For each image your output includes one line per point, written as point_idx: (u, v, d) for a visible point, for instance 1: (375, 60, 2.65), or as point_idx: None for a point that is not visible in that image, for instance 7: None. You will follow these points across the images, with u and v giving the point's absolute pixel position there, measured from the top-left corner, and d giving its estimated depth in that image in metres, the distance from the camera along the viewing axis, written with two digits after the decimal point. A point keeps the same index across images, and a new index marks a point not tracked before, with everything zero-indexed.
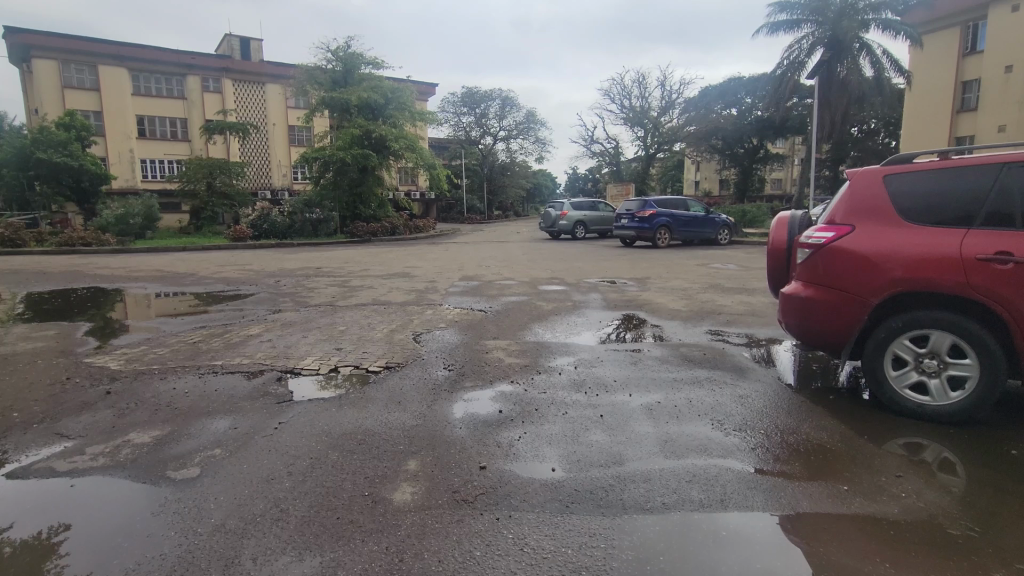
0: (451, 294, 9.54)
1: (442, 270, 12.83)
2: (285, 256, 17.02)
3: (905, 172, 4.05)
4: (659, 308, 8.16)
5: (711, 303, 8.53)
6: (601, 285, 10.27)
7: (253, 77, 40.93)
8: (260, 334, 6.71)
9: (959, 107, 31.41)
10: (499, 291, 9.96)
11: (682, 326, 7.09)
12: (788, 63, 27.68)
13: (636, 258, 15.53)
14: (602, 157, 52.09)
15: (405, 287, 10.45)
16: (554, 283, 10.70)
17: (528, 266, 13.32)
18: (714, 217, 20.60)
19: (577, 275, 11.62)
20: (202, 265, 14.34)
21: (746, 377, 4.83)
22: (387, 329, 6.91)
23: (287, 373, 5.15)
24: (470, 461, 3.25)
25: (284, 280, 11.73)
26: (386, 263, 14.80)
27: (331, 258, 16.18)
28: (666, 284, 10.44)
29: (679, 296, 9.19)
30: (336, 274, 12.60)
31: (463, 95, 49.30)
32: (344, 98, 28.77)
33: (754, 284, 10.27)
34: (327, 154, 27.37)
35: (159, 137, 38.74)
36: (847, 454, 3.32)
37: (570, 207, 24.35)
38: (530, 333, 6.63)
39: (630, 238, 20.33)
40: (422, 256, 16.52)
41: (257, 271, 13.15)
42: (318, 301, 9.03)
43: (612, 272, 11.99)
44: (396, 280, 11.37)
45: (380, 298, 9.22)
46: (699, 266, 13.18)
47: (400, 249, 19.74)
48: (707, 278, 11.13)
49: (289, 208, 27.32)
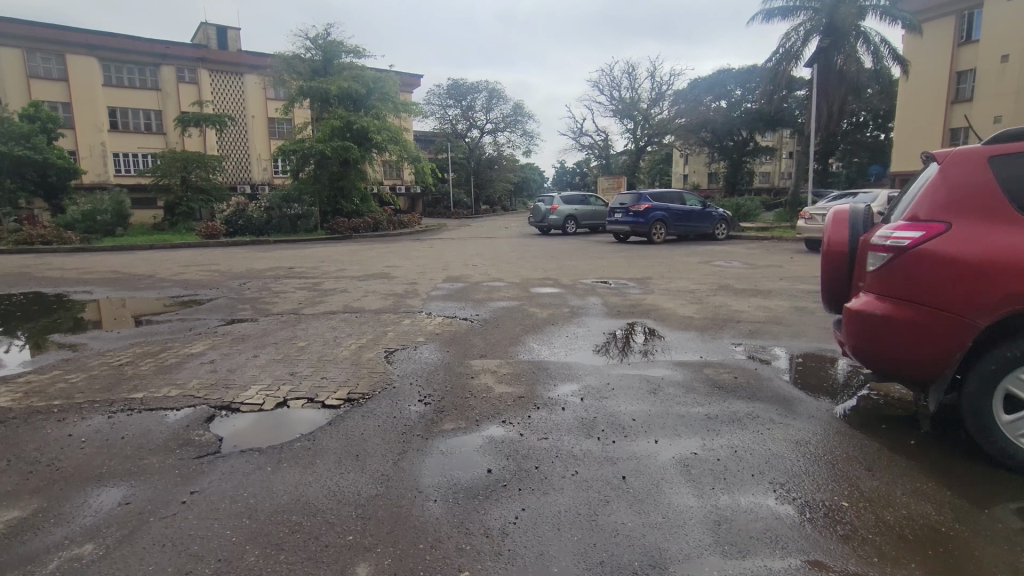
0: (433, 299, 8.52)
1: (425, 271, 11.80)
2: (258, 255, 15.87)
3: (1013, 154, 3.18)
4: (668, 316, 7.19)
5: (725, 308, 7.60)
6: (599, 287, 9.30)
7: (230, 67, 39.46)
8: (203, 353, 5.63)
9: (954, 98, 30.72)
10: (487, 295, 8.96)
11: (698, 337, 6.13)
12: (783, 52, 26.42)
13: (632, 255, 14.59)
14: (591, 150, 51.13)
15: (382, 290, 9.41)
16: (547, 284, 9.71)
17: (518, 265, 12.31)
18: (711, 211, 19.72)
19: (571, 275, 10.65)
20: (163, 266, 13.19)
21: (794, 412, 3.88)
22: (357, 345, 5.86)
23: (221, 411, 4.11)
24: (447, 568, 2.27)
25: (250, 282, 10.63)
26: (364, 262, 13.73)
27: (307, 257, 15.08)
28: (670, 285, 9.51)
29: (688, 299, 8.24)
30: (308, 275, 11.50)
31: (449, 87, 48.12)
32: (323, 88, 27.59)
33: (767, 285, 9.36)
34: (306, 146, 26.17)
35: (132, 130, 37.23)
36: (973, 547, 2.38)
37: (560, 201, 23.31)
38: (522, 348, 5.63)
39: (624, 234, 19.37)
40: (404, 254, 15.46)
41: (222, 272, 12.04)
42: (281, 309, 7.97)
43: (609, 271, 11.02)
44: (373, 282, 10.30)
45: (352, 304, 8.17)
46: (702, 264, 12.25)
47: (382, 246, 18.66)
48: (713, 278, 10.22)
49: (266, 203, 26.25)
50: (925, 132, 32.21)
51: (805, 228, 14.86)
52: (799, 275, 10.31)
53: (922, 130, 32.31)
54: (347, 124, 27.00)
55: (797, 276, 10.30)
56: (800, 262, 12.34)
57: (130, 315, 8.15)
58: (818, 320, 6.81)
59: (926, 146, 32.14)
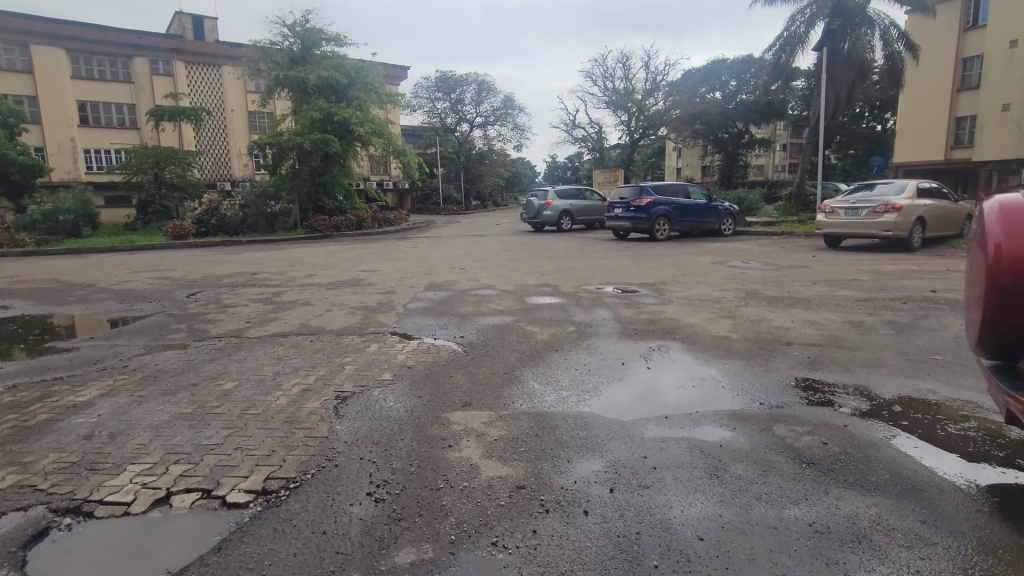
0: (409, 315, 7.08)
1: (404, 277, 10.40)
2: (223, 258, 14.37)
3: None
4: (698, 337, 5.78)
5: (764, 324, 6.20)
6: (606, 297, 7.89)
7: (207, 59, 37.81)
8: (90, 404, 4.17)
9: (960, 85, 29.48)
10: (473, 307, 7.56)
11: (747, 368, 4.70)
12: (786, 37, 25.02)
13: (636, 254, 13.23)
14: (584, 143, 49.58)
15: (352, 303, 7.98)
16: (545, 293, 8.32)
17: (510, 268, 10.88)
18: (717, 205, 18.40)
19: (572, 281, 9.24)
20: (110, 273, 11.71)
21: (942, 519, 2.50)
22: (301, 387, 4.43)
23: (64, 519, 2.70)
24: None
25: (200, 294, 9.16)
26: (338, 266, 12.30)
27: (276, 260, 13.67)
28: (689, 293, 8.12)
29: (714, 313, 6.86)
30: (271, 284, 10.05)
31: (437, 79, 46.65)
32: (301, 78, 26.12)
33: (800, 292, 7.99)
34: (284, 140, 24.62)
35: (103, 125, 35.50)
36: None
37: (554, 195, 21.89)
38: (520, 394, 4.20)
39: (624, 230, 17.98)
40: (384, 256, 14.03)
41: (173, 281, 10.57)
42: (220, 330, 6.51)
43: (615, 276, 9.62)
44: (344, 292, 8.86)
45: (311, 323, 6.72)
46: (716, 265, 10.89)
47: (362, 246, 17.24)
48: (734, 283, 8.84)
49: (240, 200, 24.54)
50: (929, 120, 31.00)
51: (824, 223, 13.50)
52: (834, 279, 8.95)
53: (926, 118, 31.11)
54: (327, 116, 25.45)
55: (830, 280, 8.94)
56: (826, 262, 11.01)
57: (70, 330, 6.90)
58: (886, 341, 5.42)
59: (931, 135, 30.98)
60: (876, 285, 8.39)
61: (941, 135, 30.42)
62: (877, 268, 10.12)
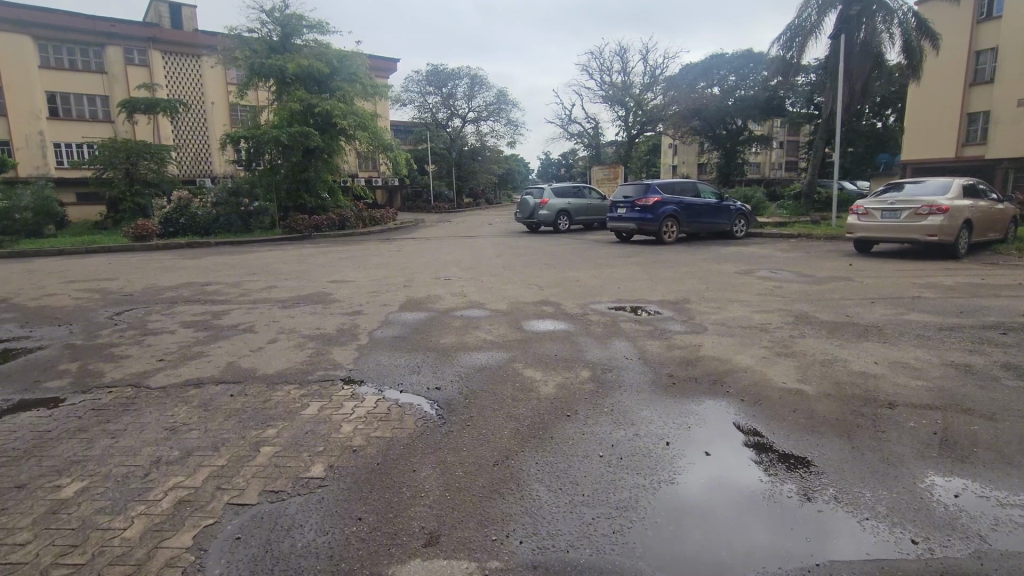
0: (373, 350, 5.50)
1: (379, 291, 8.83)
2: (179, 265, 12.68)
3: None
4: (762, 391, 4.19)
5: (840, 368, 4.66)
6: (622, 323, 6.33)
7: (185, 49, 36.16)
8: None
9: (973, 79, 28.11)
10: (456, 335, 6.01)
11: (856, 456, 3.14)
12: (797, 26, 23.55)
13: (645, 260, 11.73)
14: (580, 138, 47.12)
15: (308, 329, 6.38)
16: (546, 317, 6.76)
17: (503, 280, 9.33)
18: (728, 205, 16.95)
19: (578, 299, 7.67)
20: (37, 284, 10.00)
21: None
22: (175, 500, 2.82)
23: None
24: None
25: (125, 314, 7.51)
26: (306, 275, 10.69)
27: (238, 267, 12.06)
28: (723, 316, 6.61)
29: (767, 348, 5.31)
30: (219, 300, 8.46)
31: (429, 72, 44.97)
32: (279, 66, 24.55)
33: (860, 315, 6.48)
34: (260, 132, 22.89)
35: (75, 117, 33.69)
36: None
37: (550, 194, 20.33)
38: (518, 515, 2.64)
39: (628, 232, 16.50)
40: (361, 262, 12.45)
41: (105, 295, 8.90)
42: (118, 375, 4.88)
43: (630, 292, 8.09)
44: (304, 312, 7.28)
45: (242, 362, 5.12)
46: (743, 276, 9.39)
47: (341, 249, 15.65)
48: (775, 301, 7.34)
49: (213, 197, 23.00)
50: (938, 116, 29.68)
51: (857, 225, 12.09)
52: (891, 296, 7.45)
53: (935, 114, 29.78)
54: (308, 108, 23.79)
55: (886, 297, 7.45)
56: (868, 272, 9.54)
57: None
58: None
59: (940, 132, 29.63)
60: (949, 305, 6.90)
61: (951, 132, 29.02)
62: (932, 280, 8.66)
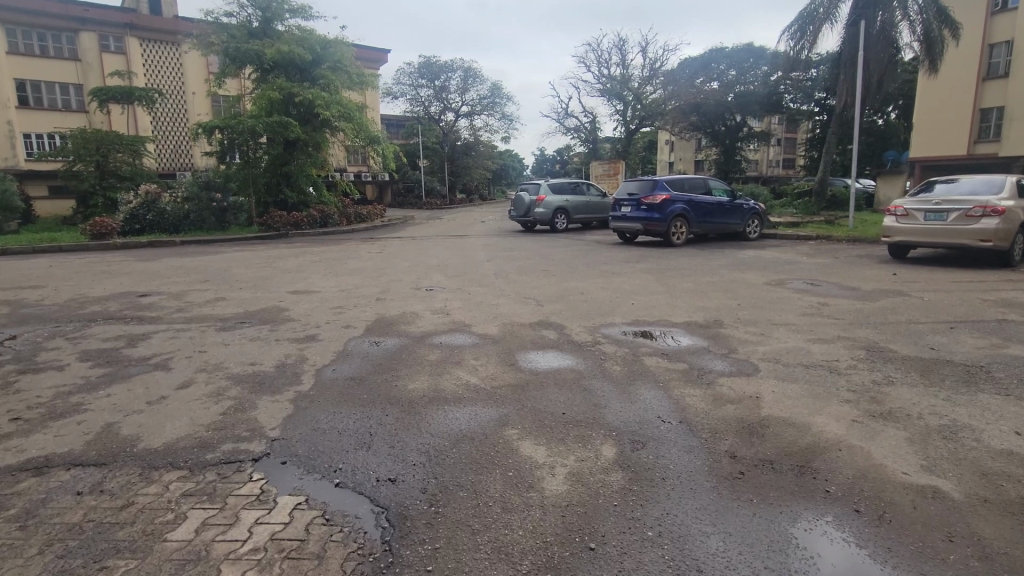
0: (315, 402, 4.06)
1: (346, 306, 7.38)
2: (128, 270, 11.15)
3: None
4: (886, 496, 2.74)
5: (972, 444, 3.23)
6: (646, 359, 4.91)
7: (163, 36, 34.48)
8: None
9: (986, 74, 26.69)
10: (429, 377, 4.56)
11: None
12: (809, 16, 22.29)
13: (656, 267, 10.34)
14: (576, 133, 45.48)
15: (240, 365, 4.91)
16: (547, 348, 5.33)
17: (494, 292, 7.90)
18: (741, 204, 15.60)
19: (586, 321, 6.24)
20: None
21: None
22: None
23: None
24: None
25: (21, 338, 6.01)
26: (265, 283, 9.22)
27: (192, 272, 10.57)
28: (774, 349, 5.18)
29: (851, 405, 3.87)
30: (149, 318, 6.99)
31: (421, 65, 43.32)
32: (256, 51, 22.92)
33: (949, 348, 5.07)
34: (235, 122, 21.26)
35: (46, 106, 31.90)
36: None
37: (547, 190, 18.87)
38: None
39: (632, 232, 15.08)
40: (334, 267, 10.98)
41: (13, 311, 7.37)
42: None
43: (649, 310, 6.67)
44: (245, 338, 5.82)
45: (125, 427, 3.65)
46: (775, 289, 8.00)
47: (317, 250, 14.17)
48: (828, 325, 5.94)
49: (183, 191, 21.20)
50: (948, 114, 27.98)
51: (894, 228, 10.74)
52: (971, 319, 6.05)
53: (944, 111, 28.12)
54: (288, 97, 22.22)
55: (965, 319, 6.06)
56: (922, 284, 8.15)
57: None
58: None
59: (949, 128, 28.00)
60: None
61: (963, 128, 27.48)
62: (1005, 296, 7.27)
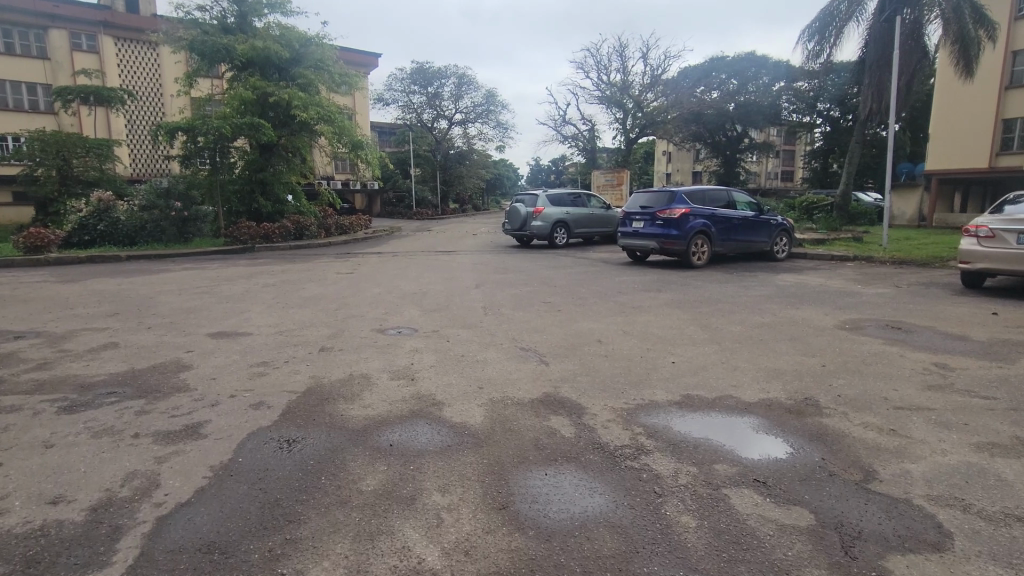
0: None
1: (273, 362, 5.29)
2: (32, 296, 8.95)
3: None
4: None
5: None
6: (736, 500, 2.84)
7: (139, 35, 32.54)
8: None
9: (1008, 82, 24.46)
10: (349, 549, 2.47)
11: None
12: (830, 18, 20.48)
13: (685, 299, 8.32)
14: (573, 142, 43.49)
15: (30, 506, 2.80)
16: (558, 462, 3.27)
17: (481, 341, 5.84)
18: (769, 219, 13.63)
19: (615, 399, 4.20)
20: None
21: None
22: None
23: None
24: None
25: None
26: (189, 320, 7.11)
27: (105, 301, 8.44)
28: (935, 471, 3.13)
29: None
30: None
31: (413, 70, 41.44)
32: (227, 47, 20.87)
33: None
34: (201, 124, 19.09)
35: (11, 107, 29.43)
36: None
37: (545, 202, 16.87)
38: None
39: (644, 251, 13.09)
40: (287, 294, 8.90)
41: None
42: None
43: (703, 378, 4.64)
44: (89, 433, 3.70)
45: None
46: (858, 338, 5.99)
47: (278, 270, 12.04)
48: (988, 414, 3.89)
49: (141, 200, 19.03)
50: (968, 124, 25.65)
51: (973, 253, 8.77)
52: None
53: (963, 122, 25.81)
54: (262, 97, 20.14)
55: None
56: None
57: None
58: None
59: (969, 140, 25.62)
60: None
61: (983, 138, 25.14)
62: None
